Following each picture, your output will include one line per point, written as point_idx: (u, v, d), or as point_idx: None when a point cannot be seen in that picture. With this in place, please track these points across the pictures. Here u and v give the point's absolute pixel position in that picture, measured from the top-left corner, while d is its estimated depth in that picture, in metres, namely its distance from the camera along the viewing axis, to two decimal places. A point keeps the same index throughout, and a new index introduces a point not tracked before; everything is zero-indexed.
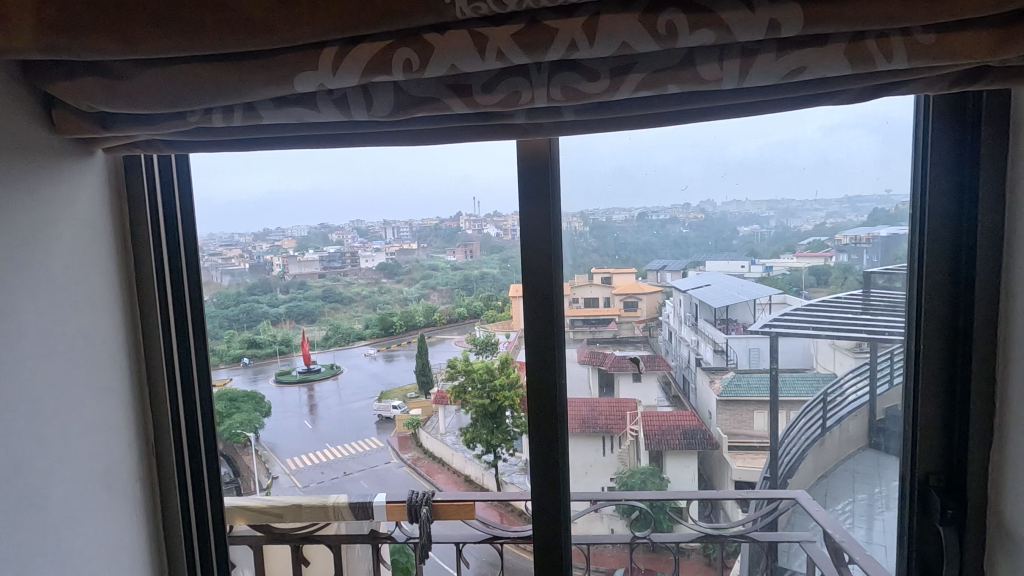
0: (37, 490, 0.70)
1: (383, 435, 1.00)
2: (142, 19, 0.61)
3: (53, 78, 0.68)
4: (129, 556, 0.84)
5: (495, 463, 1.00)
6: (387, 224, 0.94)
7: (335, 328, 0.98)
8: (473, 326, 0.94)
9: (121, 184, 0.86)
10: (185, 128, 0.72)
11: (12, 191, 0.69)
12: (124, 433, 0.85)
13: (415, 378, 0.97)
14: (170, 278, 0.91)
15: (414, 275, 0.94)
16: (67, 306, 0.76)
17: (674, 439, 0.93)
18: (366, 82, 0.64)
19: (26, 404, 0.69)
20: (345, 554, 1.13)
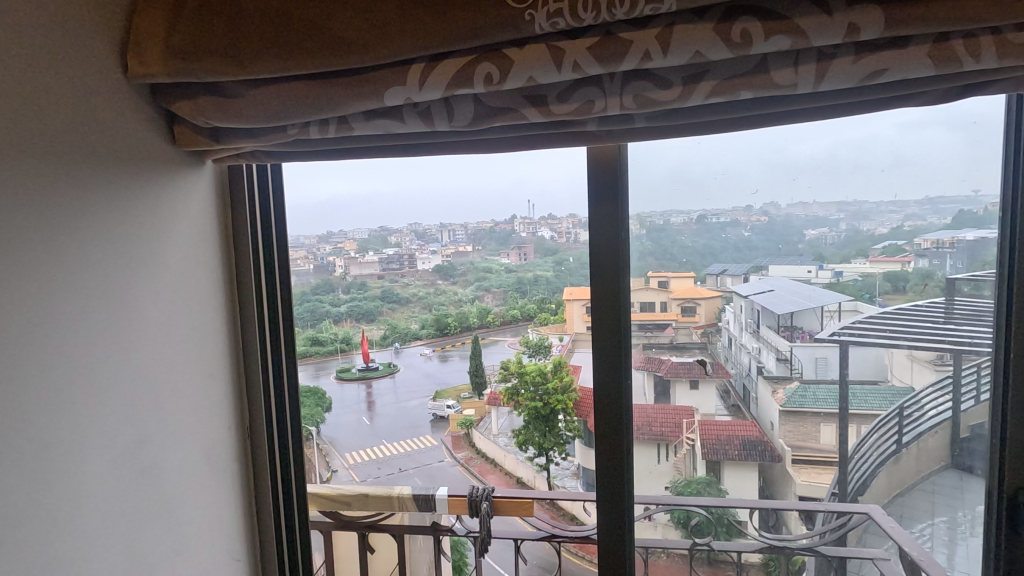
0: (153, 464, 0.76)
1: (438, 434, 1.02)
2: (252, 45, 0.68)
3: (175, 98, 0.75)
4: (226, 531, 0.90)
5: (546, 466, 1.00)
6: (443, 227, 0.97)
7: (392, 328, 1.01)
8: (525, 328, 0.95)
9: (225, 185, 0.93)
10: (285, 140, 0.76)
11: (140, 191, 0.75)
12: (224, 416, 0.91)
13: (468, 379, 0.99)
14: (266, 275, 0.97)
15: (469, 277, 0.96)
16: (180, 299, 0.82)
17: (734, 450, 0.91)
18: (450, 94, 0.67)
19: (146, 387, 0.76)
20: (408, 545, 1.18)
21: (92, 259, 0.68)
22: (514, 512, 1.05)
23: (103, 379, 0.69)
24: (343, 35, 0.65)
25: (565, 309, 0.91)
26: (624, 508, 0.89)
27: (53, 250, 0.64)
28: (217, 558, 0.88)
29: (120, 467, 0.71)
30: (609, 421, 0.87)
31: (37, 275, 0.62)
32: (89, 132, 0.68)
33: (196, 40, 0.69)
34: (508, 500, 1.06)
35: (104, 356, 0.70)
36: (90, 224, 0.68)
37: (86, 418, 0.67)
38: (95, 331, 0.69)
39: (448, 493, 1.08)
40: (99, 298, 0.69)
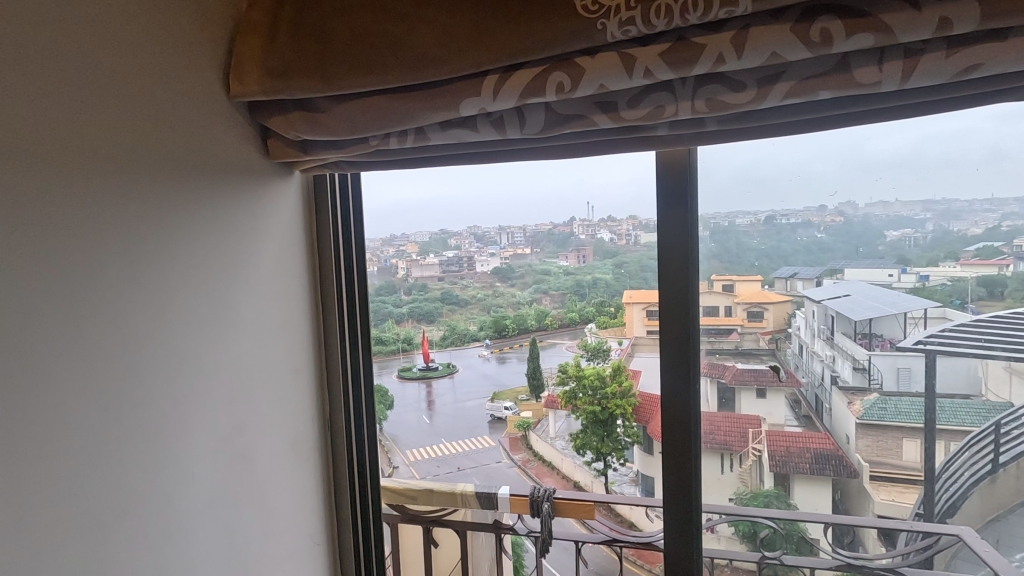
0: (247, 451, 0.81)
1: (496, 435, 1.04)
2: (339, 61, 0.72)
3: (270, 114, 0.80)
4: (306, 517, 0.95)
5: (604, 471, 1.00)
6: (502, 229, 0.98)
7: (451, 329, 1.03)
8: (583, 329, 0.95)
9: (309, 192, 0.98)
10: (366, 150, 0.80)
11: (239, 197, 0.81)
12: (306, 408, 0.96)
13: (526, 381, 1.00)
14: (347, 277, 1.01)
15: (527, 279, 0.97)
16: (270, 297, 0.87)
17: (805, 463, 0.87)
18: (522, 103, 0.68)
19: (242, 378, 0.81)
20: (470, 541, 1.20)
21: (201, 260, 0.73)
22: (574, 513, 1.04)
23: (207, 371, 0.74)
24: (420, 50, 0.68)
25: (625, 312, 0.90)
26: (692, 519, 0.87)
27: (171, 252, 0.69)
28: (299, 543, 0.93)
29: (219, 453, 0.76)
30: (677, 430, 0.85)
31: (159, 275, 0.67)
32: (200, 143, 0.73)
33: (290, 60, 0.74)
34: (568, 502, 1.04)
35: (209, 350, 0.75)
36: (199, 227, 0.73)
37: (194, 407, 0.72)
38: (202, 326, 0.74)
39: (510, 492, 1.09)
40: (205, 296, 0.74)
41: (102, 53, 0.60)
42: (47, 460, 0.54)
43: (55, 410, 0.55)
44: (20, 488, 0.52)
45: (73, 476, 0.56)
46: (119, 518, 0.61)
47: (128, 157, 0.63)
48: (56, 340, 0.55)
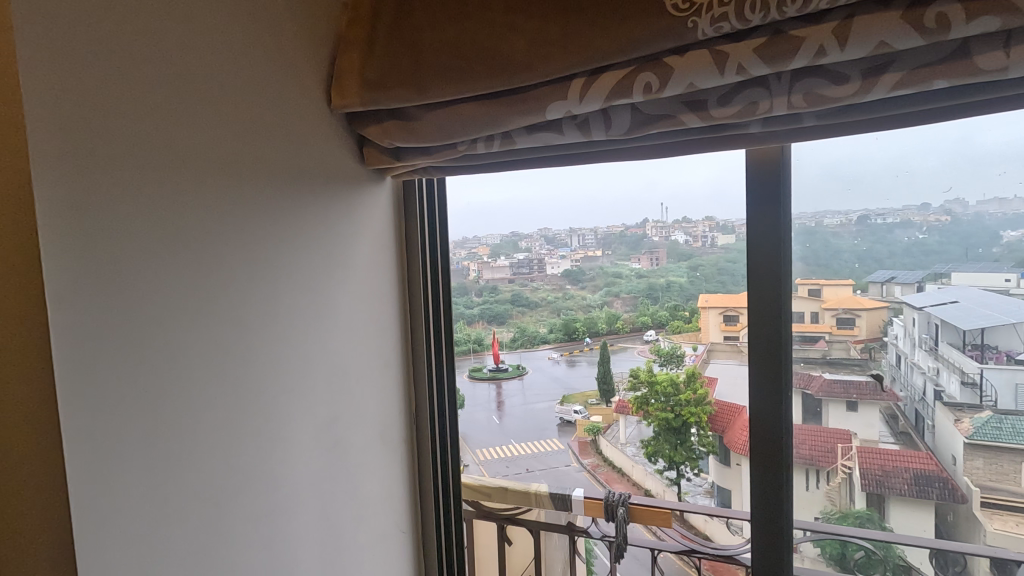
0: (342, 439, 0.86)
1: (564, 438, 1.04)
2: (432, 72, 0.75)
3: (367, 124, 0.84)
4: (393, 504, 1.00)
5: (677, 480, 0.96)
6: (573, 232, 0.98)
7: (521, 331, 1.04)
8: (645, 335, 0.93)
9: (399, 198, 1.04)
10: (455, 156, 0.83)
11: (340, 201, 0.86)
12: (392, 401, 1.00)
13: (596, 386, 0.99)
14: (431, 276, 1.05)
15: (598, 282, 0.96)
16: (362, 294, 0.92)
17: (903, 484, 0.80)
18: (609, 105, 0.68)
19: (337, 370, 0.85)
20: (543, 542, 1.19)
21: (305, 259, 0.78)
22: (651, 519, 1.02)
23: (308, 362, 0.79)
24: (506, 57, 0.70)
25: (700, 317, 0.87)
26: (781, 526, 0.84)
27: (280, 251, 0.74)
28: (387, 530, 0.97)
29: (318, 440, 0.80)
30: (766, 435, 0.83)
31: (269, 272, 0.72)
32: (303, 150, 0.78)
33: (386, 74, 0.78)
34: (643, 508, 1.02)
35: (310, 343, 0.79)
36: (305, 228, 0.78)
37: (297, 397, 0.77)
38: (305, 321, 0.78)
39: (584, 494, 1.08)
40: (307, 292, 0.79)
41: (229, 72, 0.66)
42: (180, 440, 0.59)
43: (189, 396, 0.60)
44: (159, 464, 0.57)
45: (199, 455, 0.61)
46: (235, 495, 0.66)
47: (243, 163, 0.68)
48: (187, 331, 0.60)
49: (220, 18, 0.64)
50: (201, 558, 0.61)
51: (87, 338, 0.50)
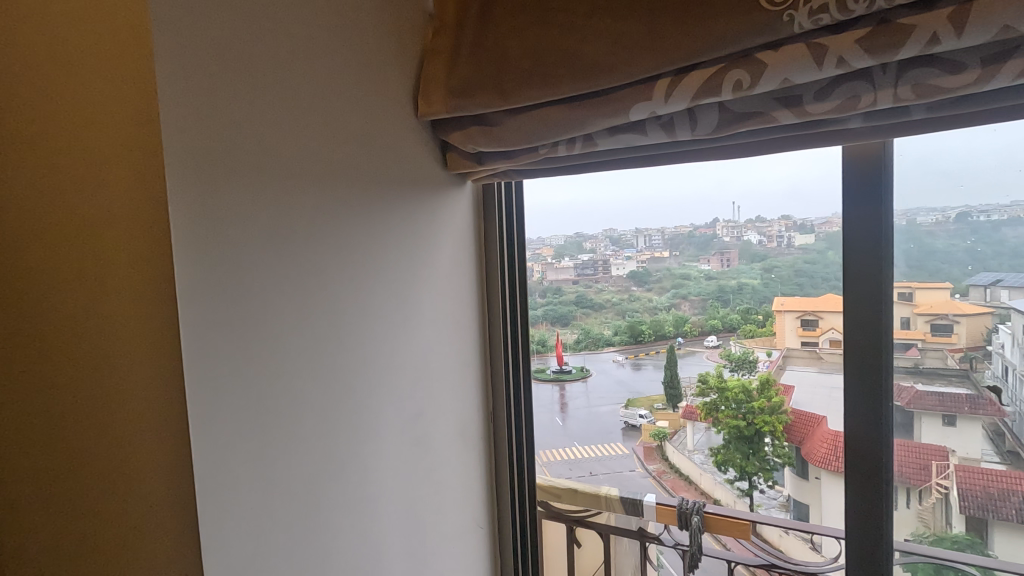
0: (426, 435, 0.87)
1: (629, 442, 1.02)
2: (517, 76, 0.76)
3: (451, 130, 0.86)
4: (471, 500, 1.01)
5: (749, 492, 0.92)
6: (639, 232, 0.95)
7: (585, 332, 1.03)
8: (705, 341, 0.91)
9: (479, 201, 1.05)
10: (536, 159, 0.83)
11: (425, 203, 0.88)
12: (471, 399, 1.01)
13: (662, 390, 0.97)
14: (510, 277, 1.05)
15: (665, 284, 0.93)
16: (444, 292, 0.93)
17: (1009, 508, 0.72)
18: (694, 104, 0.66)
19: (421, 368, 0.87)
20: (613, 546, 1.15)
21: (393, 258, 0.80)
22: (730, 531, 0.97)
23: (396, 358, 0.81)
24: (592, 59, 0.70)
25: (775, 321, 0.84)
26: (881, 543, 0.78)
27: (371, 251, 0.76)
28: (466, 525, 0.99)
29: (404, 435, 0.82)
30: (867, 448, 0.77)
31: (362, 271, 0.74)
32: (393, 155, 0.80)
33: (471, 82, 0.80)
34: (721, 518, 0.98)
35: (397, 340, 0.81)
36: (392, 228, 0.80)
37: (386, 392, 0.79)
38: (393, 319, 0.80)
39: (656, 501, 1.05)
40: (395, 291, 0.81)
41: (332, 84, 0.69)
42: (284, 430, 0.62)
43: (291, 389, 0.63)
44: (267, 451, 0.60)
45: (302, 445, 0.64)
46: (332, 485, 0.68)
47: (340, 167, 0.70)
48: (291, 326, 0.63)
49: (323, 35, 0.68)
50: (304, 544, 0.64)
51: (207, 330, 0.54)
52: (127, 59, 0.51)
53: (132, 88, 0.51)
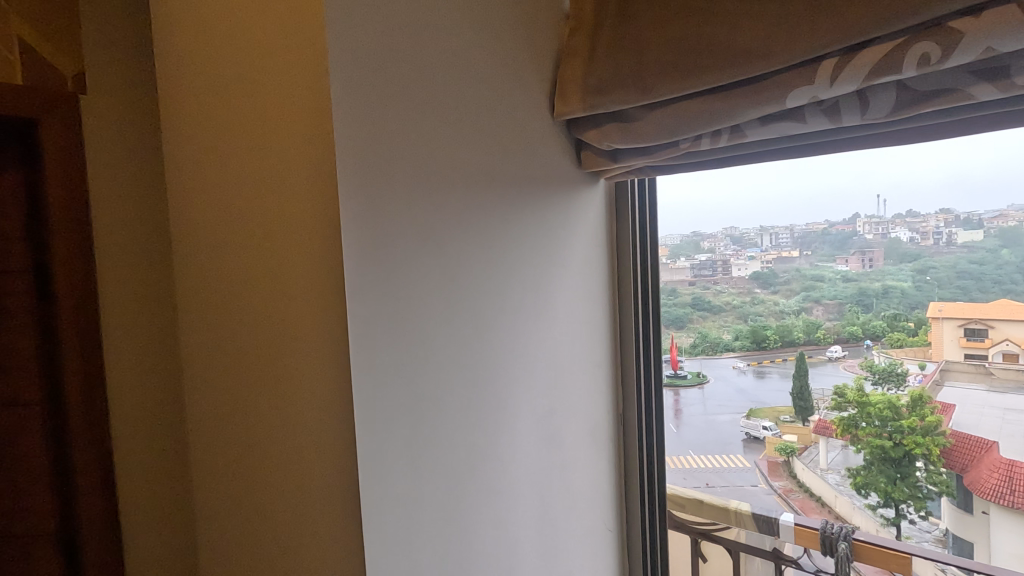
0: (559, 433, 0.87)
1: (751, 455, 0.95)
2: (654, 70, 0.73)
3: (586, 129, 0.85)
4: (600, 505, 0.98)
5: (895, 521, 0.82)
6: (764, 231, 0.88)
7: (703, 336, 0.97)
8: (828, 351, 0.84)
9: (612, 198, 1.00)
10: (676, 154, 0.80)
11: (558, 201, 0.87)
12: (603, 401, 0.98)
13: (791, 402, 0.89)
14: (643, 280, 0.99)
15: (793, 286, 0.86)
16: (577, 292, 0.91)
17: None
18: (867, 85, 0.60)
19: (554, 367, 0.86)
20: (745, 566, 1.04)
21: (528, 258, 0.80)
22: (887, 563, 0.85)
23: (530, 357, 0.81)
24: (746, 44, 0.65)
25: (930, 329, 0.74)
26: None
27: (507, 251, 0.76)
28: (595, 529, 0.97)
29: (537, 433, 0.82)
30: None
31: (500, 269, 0.75)
32: (530, 154, 0.81)
33: (609, 78, 0.78)
34: (872, 547, 0.86)
35: (532, 339, 0.81)
36: (527, 228, 0.80)
37: (521, 390, 0.79)
38: (527, 318, 0.81)
39: (794, 521, 0.95)
40: (529, 290, 0.81)
41: (478, 88, 0.71)
42: (433, 421, 0.65)
43: (438, 382, 0.66)
44: (418, 440, 0.63)
45: (446, 436, 0.67)
46: (471, 478, 0.70)
47: (481, 167, 0.72)
48: (439, 321, 0.66)
49: (468, 40, 0.70)
50: (447, 530, 0.66)
51: (370, 323, 0.57)
52: (308, 76, 0.56)
53: (313, 103, 0.56)
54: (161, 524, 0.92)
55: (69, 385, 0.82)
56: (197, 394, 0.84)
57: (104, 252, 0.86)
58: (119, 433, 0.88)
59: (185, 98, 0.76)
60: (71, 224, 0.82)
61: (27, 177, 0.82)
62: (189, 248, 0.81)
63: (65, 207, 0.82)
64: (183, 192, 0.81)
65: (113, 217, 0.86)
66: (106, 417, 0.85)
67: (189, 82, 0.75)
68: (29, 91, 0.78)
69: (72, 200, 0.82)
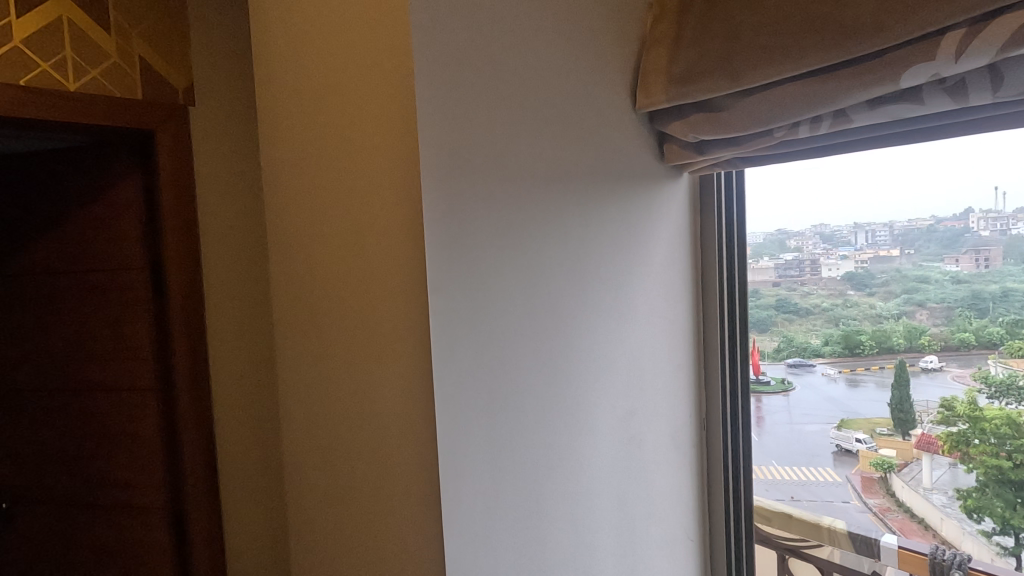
0: (638, 436, 0.85)
1: (842, 470, 0.89)
2: (747, 55, 0.70)
3: (669, 120, 0.82)
4: (681, 512, 0.94)
5: (1015, 551, 0.73)
6: (858, 228, 0.82)
7: (788, 340, 0.91)
8: (922, 360, 0.77)
9: (696, 192, 0.95)
10: (770, 144, 0.76)
11: (639, 197, 0.84)
12: (686, 405, 0.94)
13: (889, 413, 0.81)
14: (729, 279, 0.94)
15: (893, 288, 0.79)
16: (658, 291, 0.88)
17: None
18: (1001, 59, 0.54)
19: (633, 367, 0.84)
20: None
21: (607, 255, 0.79)
22: None
23: (609, 356, 0.79)
24: (851, 22, 0.61)
25: None
26: None
27: (586, 247, 0.75)
28: (675, 537, 0.93)
29: (616, 433, 0.81)
30: None
31: (579, 265, 0.75)
32: (611, 149, 0.79)
33: (696, 66, 0.75)
34: None
35: (611, 337, 0.80)
36: (607, 225, 0.79)
37: (599, 389, 0.78)
38: (607, 317, 0.79)
39: (898, 544, 0.85)
40: (609, 287, 0.79)
41: (557, 82, 0.71)
42: (510, 416, 0.65)
43: (516, 378, 0.66)
44: (497, 436, 0.64)
45: (524, 433, 0.67)
46: (549, 475, 0.70)
47: (560, 163, 0.71)
48: (516, 318, 0.66)
49: (548, 34, 0.69)
50: (524, 526, 0.67)
51: (450, 319, 0.59)
52: (395, 77, 0.58)
53: (399, 105, 0.58)
54: (256, 504, 0.98)
55: (180, 372, 0.91)
56: (286, 387, 0.88)
57: (208, 251, 0.94)
58: (221, 418, 0.95)
59: (278, 104, 0.81)
60: (180, 226, 0.90)
61: (144, 183, 0.91)
62: (280, 244, 0.85)
63: (176, 209, 0.90)
64: (275, 195, 0.86)
65: (216, 220, 0.94)
66: (208, 403, 0.93)
67: (282, 90, 0.79)
68: (146, 105, 0.87)
69: (181, 204, 0.90)
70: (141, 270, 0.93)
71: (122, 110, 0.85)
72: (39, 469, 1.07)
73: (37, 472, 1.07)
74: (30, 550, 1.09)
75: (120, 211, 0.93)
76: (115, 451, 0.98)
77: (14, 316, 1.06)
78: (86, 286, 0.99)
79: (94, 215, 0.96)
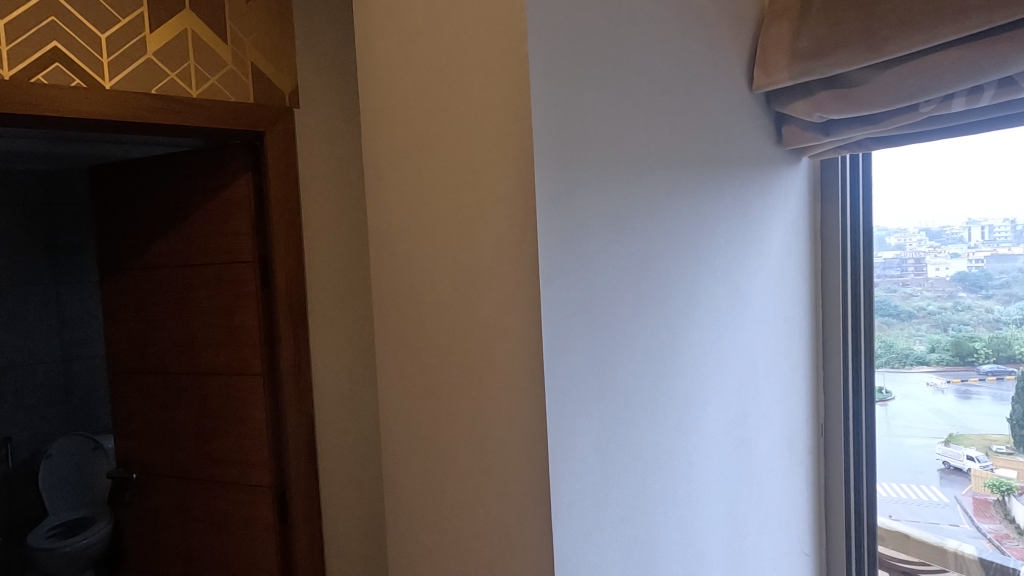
0: (752, 438, 0.81)
1: (950, 490, 0.80)
2: (888, 22, 0.64)
3: (790, 100, 0.77)
4: (795, 523, 0.88)
5: None
6: (974, 223, 0.75)
7: (888, 346, 0.84)
8: None
9: (816, 180, 0.88)
10: (913, 120, 0.69)
11: (756, 185, 0.80)
12: (802, 409, 0.88)
13: (1009, 429, 0.73)
14: (853, 274, 0.86)
15: (1015, 289, 0.71)
16: (774, 286, 0.83)
17: None
18: None
19: (747, 365, 0.80)
20: None
21: (722, 247, 0.76)
22: None
23: (722, 353, 0.76)
24: None
25: None
26: None
27: (699, 239, 0.73)
28: (788, 549, 0.87)
29: (728, 433, 0.77)
30: None
31: (693, 258, 0.72)
32: (725, 135, 0.76)
33: (825, 39, 0.70)
34: None
35: (725, 333, 0.76)
36: (722, 216, 0.75)
37: (711, 387, 0.75)
38: (721, 312, 0.76)
39: None
40: (723, 281, 0.76)
41: (671, 64, 0.69)
42: (621, 409, 0.64)
43: (627, 371, 0.65)
44: (608, 429, 0.63)
45: (634, 428, 0.66)
46: (659, 472, 0.68)
47: (673, 152, 0.69)
48: (628, 310, 0.65)
49: (663, 14, 0.68)
50: (632, 522, 0.65)
51: (562, 310, 0.59)
52: (511, 65, 0.59)
53: (512, 92, 0.59)
54: (350, 486, 1.03)
55: (286, 358, 0.97)
56: None
57: (314, 244, 0.99)
58: (321, 403, 1.01)
59: (374, 101, 0.83)
60: (287, 221, 0.96)
61: (254, 182, 0.99)
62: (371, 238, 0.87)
63: (284, 204, 0.96)
64: None
65: (321, 216, 1.00)
66: (310, 389, 0.99)
67: (381, 88, 0.82)
68: (256, 107, 0.93)
69: (288, 202, 0.96)
70: (253, 264, 1.00)
71: (236, 113, 0.91)
72: (166, 444, 1.18)
73: (163, 447, 1.18)
74: (158, 518, 1.21)
75: (235, 208, 1.01)
76: (229, 429, 1.06)
77: (146, 304, 1.18)
78: (206, 277, 1.07)
79: (213, 211, 1.04)
